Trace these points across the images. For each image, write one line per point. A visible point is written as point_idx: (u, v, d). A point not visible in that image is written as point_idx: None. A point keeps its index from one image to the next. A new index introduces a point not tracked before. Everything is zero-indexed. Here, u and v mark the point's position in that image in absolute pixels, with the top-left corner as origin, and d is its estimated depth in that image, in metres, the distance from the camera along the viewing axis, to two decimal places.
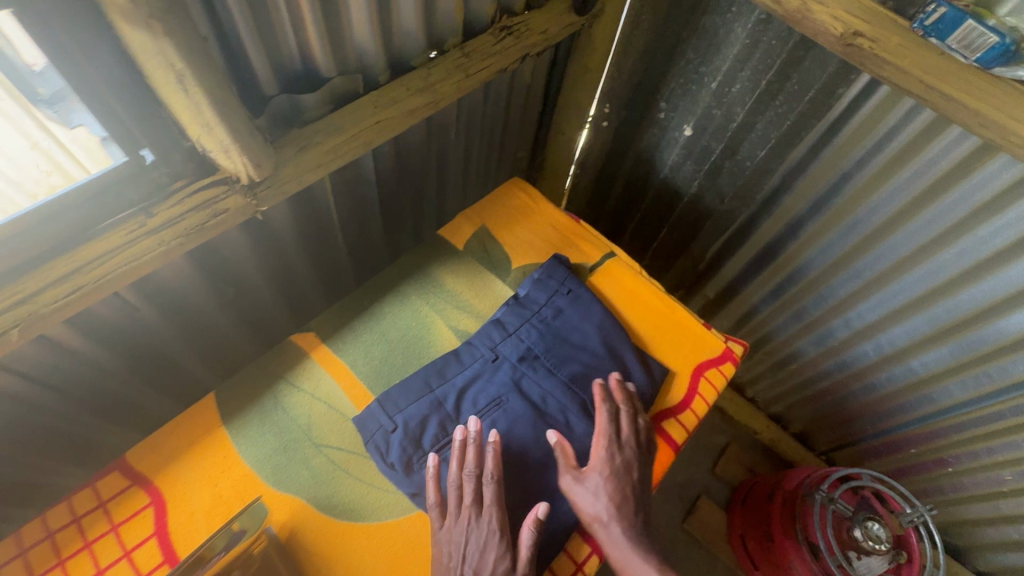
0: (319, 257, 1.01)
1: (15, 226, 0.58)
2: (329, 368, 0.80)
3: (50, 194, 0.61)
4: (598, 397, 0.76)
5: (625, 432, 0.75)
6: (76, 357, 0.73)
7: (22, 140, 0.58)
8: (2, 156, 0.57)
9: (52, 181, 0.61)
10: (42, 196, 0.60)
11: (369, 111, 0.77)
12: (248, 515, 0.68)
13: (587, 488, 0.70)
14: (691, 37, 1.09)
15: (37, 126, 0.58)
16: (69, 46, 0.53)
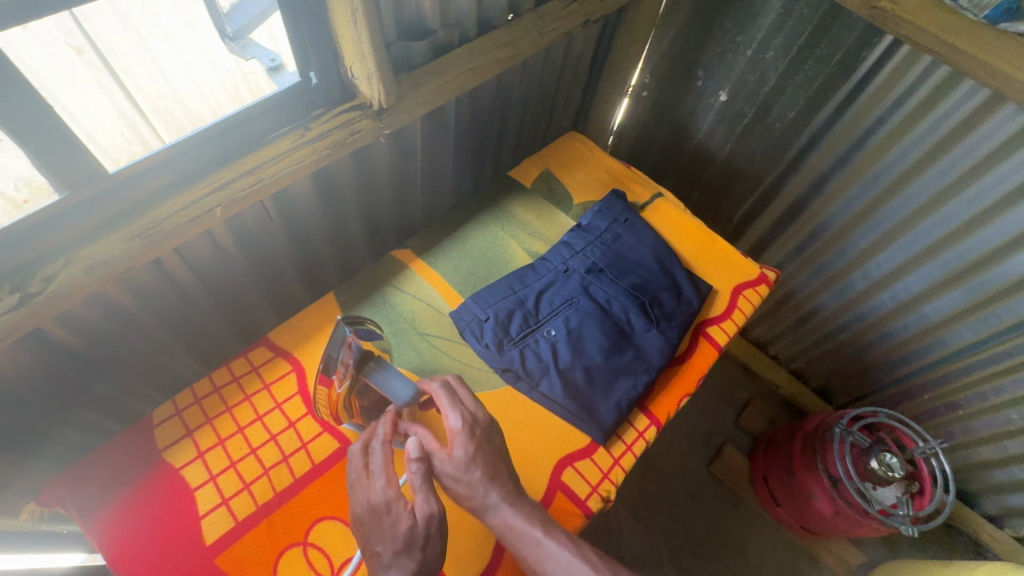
0: (402, 197, 1.16)
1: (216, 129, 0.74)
2: (425, 277, 0.95)
3: (130, 158, 0.70)
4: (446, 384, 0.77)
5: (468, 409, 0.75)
6: (223, 257, 0.88)
7: (112, 110, 0.67)
8: (93, 119, 0.66)
9: (133, 149, 0.70)
10: (124, 160, 0.70)
11: (465, 59, 0.92)
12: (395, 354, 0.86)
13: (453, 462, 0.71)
14: (729, 8, 1.23)
15: (125, 98, 0.67)
16: None
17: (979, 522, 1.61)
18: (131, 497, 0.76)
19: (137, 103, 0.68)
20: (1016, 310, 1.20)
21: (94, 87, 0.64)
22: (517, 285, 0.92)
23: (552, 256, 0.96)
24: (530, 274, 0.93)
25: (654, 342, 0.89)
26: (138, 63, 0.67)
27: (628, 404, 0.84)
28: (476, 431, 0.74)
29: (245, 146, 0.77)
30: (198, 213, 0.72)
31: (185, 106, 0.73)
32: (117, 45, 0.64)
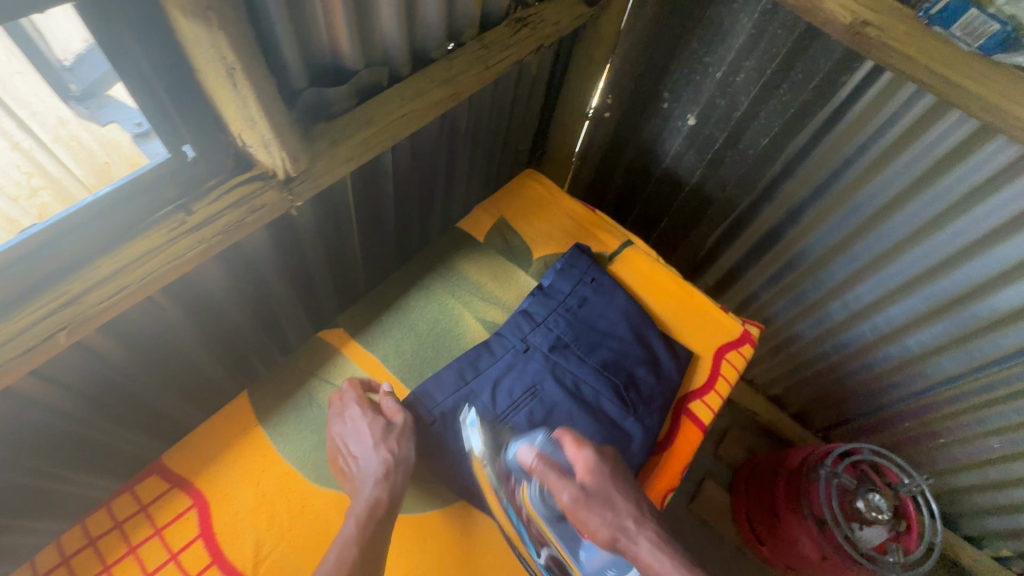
0: (335, 254, 1.00)
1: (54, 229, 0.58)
2: (362, 364, 0.87)
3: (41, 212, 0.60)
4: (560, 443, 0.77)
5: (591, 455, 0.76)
6: (102, 360, 0.71)
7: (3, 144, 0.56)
8: None
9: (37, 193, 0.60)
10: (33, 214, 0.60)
11: (397, 103, 0.76)
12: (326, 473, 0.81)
13: (596, 501, 0.73)
14: (696, 28, 1.11)
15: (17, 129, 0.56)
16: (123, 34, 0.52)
17: (959, 546, 1.59)
18: None
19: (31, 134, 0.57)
20: (1001, 344, 1.15)
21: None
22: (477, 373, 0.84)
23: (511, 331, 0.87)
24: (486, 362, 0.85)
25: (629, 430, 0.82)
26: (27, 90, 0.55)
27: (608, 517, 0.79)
28: (604, 462, 0.76)
29: (105, 243, 0.61)
30: (34, 341, 0.55)
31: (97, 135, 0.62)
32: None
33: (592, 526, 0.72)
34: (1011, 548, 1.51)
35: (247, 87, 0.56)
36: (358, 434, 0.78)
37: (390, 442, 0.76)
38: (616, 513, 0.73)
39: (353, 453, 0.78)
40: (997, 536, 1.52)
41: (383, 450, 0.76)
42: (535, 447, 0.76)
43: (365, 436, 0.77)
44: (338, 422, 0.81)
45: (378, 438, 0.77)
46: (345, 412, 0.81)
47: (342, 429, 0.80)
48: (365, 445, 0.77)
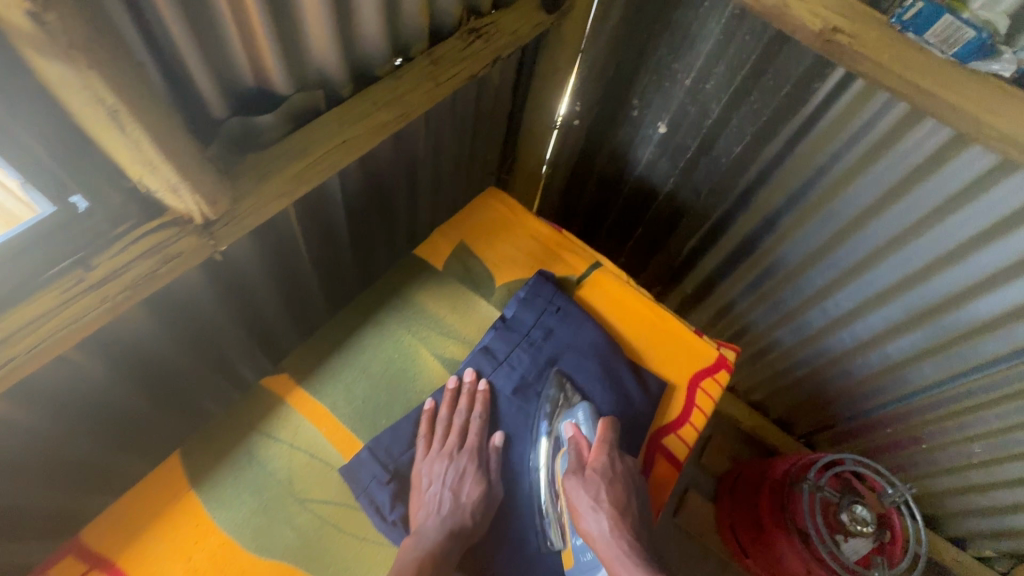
0: (284, 285, 0.93)
1: None
2: (310, 415, 0.81)
3: None
4: (582, 434, 0.79)
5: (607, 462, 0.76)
6: (10, 427, 0.63)
7: None
8: None
9: None
10: None
11: (335, 128, 0.69)
12: (265, 542, 0.73)
13: (593, 501, 0.73)
14: (663, 33, 1.06)
15: None
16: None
17: (943, 547, 1.58)
18: None
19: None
20: (980, 352, 1.13)
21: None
22: (441, 413, 0.81)
23: (473, 381, 0.83)
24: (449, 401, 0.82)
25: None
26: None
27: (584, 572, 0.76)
28: (614, 472, 0.75)
29: None
30: None
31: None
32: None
33: (583, 516, 0.72)
34: (994, 548, 1.50)
35: (137, 124, 0.49)
36: (461, 480, 0.75)
37: (481, 499, 0.76)
38: (605, 508, 0.72)
39: (440, 496, 0.74)
40: (980, 536, 1.51)
41: (471, 506, 0.74)
42: (576, 427, 0.80)
43: (470, 488, 0.75)
44: (438, 455, 0.78)
45: (476, 496, 0.75)
46: (448, 443, 0.78)
47: (444, 468, 0.76)
48: (463, 496, 0.74)
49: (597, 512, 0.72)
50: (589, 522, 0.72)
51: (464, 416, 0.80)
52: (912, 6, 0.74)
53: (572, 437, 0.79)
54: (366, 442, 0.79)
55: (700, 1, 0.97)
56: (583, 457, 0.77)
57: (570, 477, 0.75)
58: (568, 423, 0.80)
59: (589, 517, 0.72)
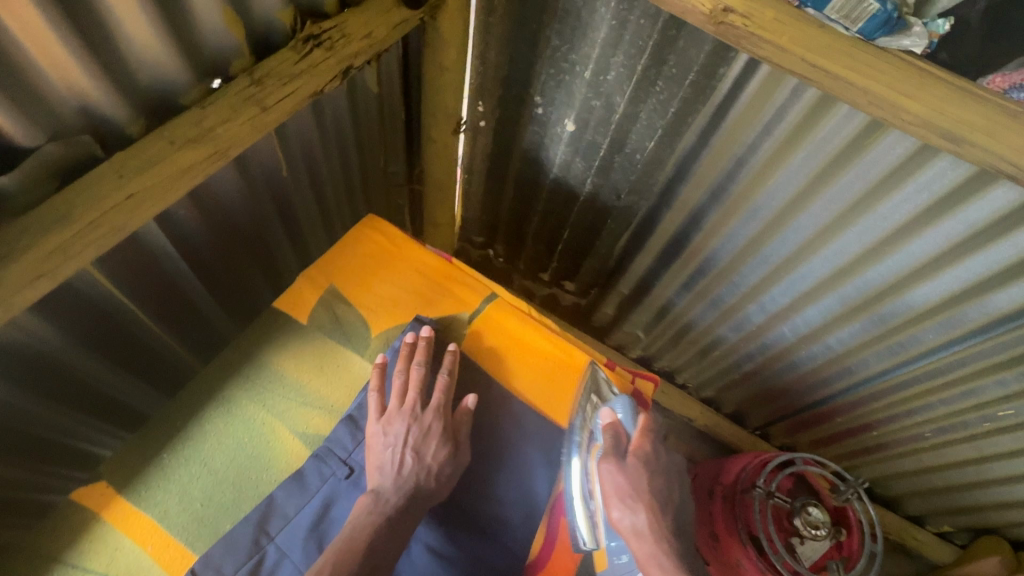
0: (109, 347, 0.79)
1: None
2: (132, 532, 0.76)
3: None
4: (615, 418, 0.84)
5: (639, 450, 0.81)
6: None
7: None
8: None
9: None
10: None
11: (116, 181, 0.59)
12: None
13: (630, 479, 0.78)
14: (552, 21, 0.93)
15: None
16: None
17: (905, 529, 1.54)
18: None
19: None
20: (921, 340, 1.06)
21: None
22: (396, 371, 0.85)
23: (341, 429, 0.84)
24: (379, 378, 0.85)
25: (499, 499, 0.87)
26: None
27: None
28: (645, 458, 0.81)
29: None
30: None
31: None
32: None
33: (615, 509, 0.77)
34: (952, 524, 1.48)
35: None
36: (425, 441, 0.81)
37: (448, 454, 0.82)
38: (640, 502, 0.77)
39: (408, 453, 0.79)
40: (938, 514, 1.48)
41: (438, 460, 0.81)
42: (616, 415, 0.84)
43: (435, 449, 0.81)
44: (399, 415, 0.82)
45: (443, 453, 0.81)
46: (415, 403, 0.84)
47: (403, 431, 0.81)
48: (429, 454, 0.80)
49: (631, 504, 0.77)
50: (624, 508, 0.77)
51: (423, 370, 0.86)
52: None
53: (610, 423, 0.84)
54: (200, 553, 0.75)
55: None
56: (621, 444, 0.82)
57: (607, 461, 0.80)
58: (611, 410, 0.85)
59: (622, 510, 0.77)
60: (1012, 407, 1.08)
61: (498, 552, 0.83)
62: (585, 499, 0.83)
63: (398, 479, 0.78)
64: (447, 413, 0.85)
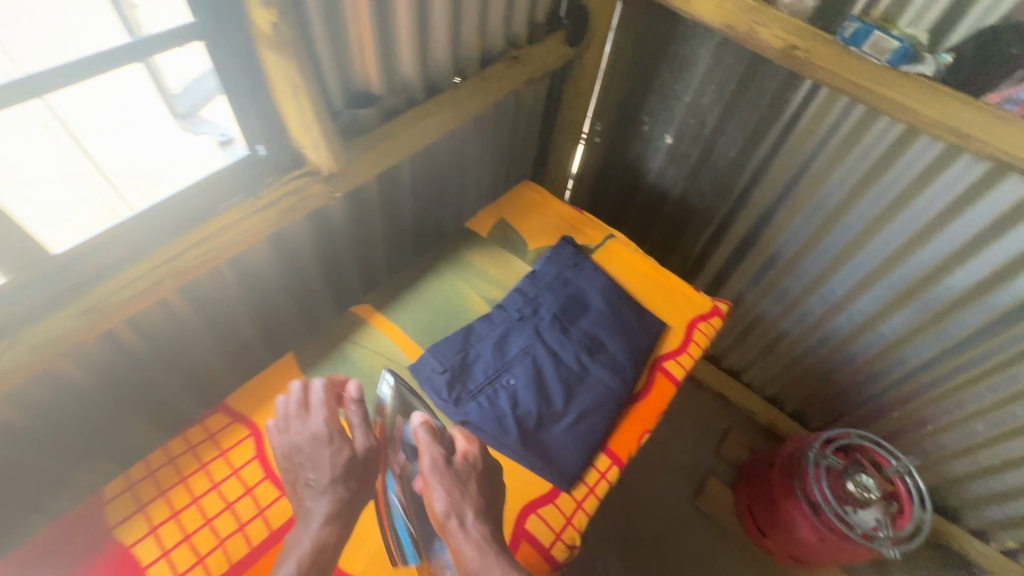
0: (361, 251, 1.18)
1: (154, 208, 0.73)
2: (383, 329, 0.96)
3: (145, 203, 0.74)
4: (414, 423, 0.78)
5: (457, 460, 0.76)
6: (182, 324, 0.88)
7: (69, 172, 0.67)
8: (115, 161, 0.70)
9: (108, 216, 0.72)
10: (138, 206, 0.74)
11: (413, 122, 0.98)
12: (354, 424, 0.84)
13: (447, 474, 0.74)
14: (664, 61, 1.31)
15: (85, 164, 0.68)
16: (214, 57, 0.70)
17: (965, 538, 1.60)
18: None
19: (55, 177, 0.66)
20: (964, 325, 1.25)
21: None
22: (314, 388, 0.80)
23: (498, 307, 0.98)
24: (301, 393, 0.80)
25: (630, 349, 0.94)
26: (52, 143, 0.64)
27: (601, 435, 0.86)
28: (461, 486, 0.74)
29: (192, 219, 0.78)
30: (147, 284, 0.73)
31: (177, 150, 0.76)
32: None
33: (435, 499, 0.73)
34: (1016, 540, 1.52)
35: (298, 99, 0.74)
36: (316, 460, 0.75)
37: (338, 496, 0.73)
38: (462, 498, 0.73)
39: (306, 481, 0.74)
40: (1000, 528, 1.53)
41: (330, 498, 0.73)
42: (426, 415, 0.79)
43: (331, 466, 0.74)
44: (301, 429, 0.77)
45: (336, 477, 0.74)
46: (305, 420, 0.78)
47: (304, 446, 0.76)
48: (322, 479, 0.74)
49: (449, 495, 0.73)
50: (442, 508, 0.72)
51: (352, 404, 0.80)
52: (849, 27, 1.00)
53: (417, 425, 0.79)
54: (426, 348, 0.93)
55: (692, 36, 1.23)
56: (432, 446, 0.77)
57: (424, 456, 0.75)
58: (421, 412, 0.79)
59: (440, 499, 0.73)
60: None
61: (622, 382, 0.91)
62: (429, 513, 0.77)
63: (521, 349, 0.91)
64: (575, 296, 1.00)
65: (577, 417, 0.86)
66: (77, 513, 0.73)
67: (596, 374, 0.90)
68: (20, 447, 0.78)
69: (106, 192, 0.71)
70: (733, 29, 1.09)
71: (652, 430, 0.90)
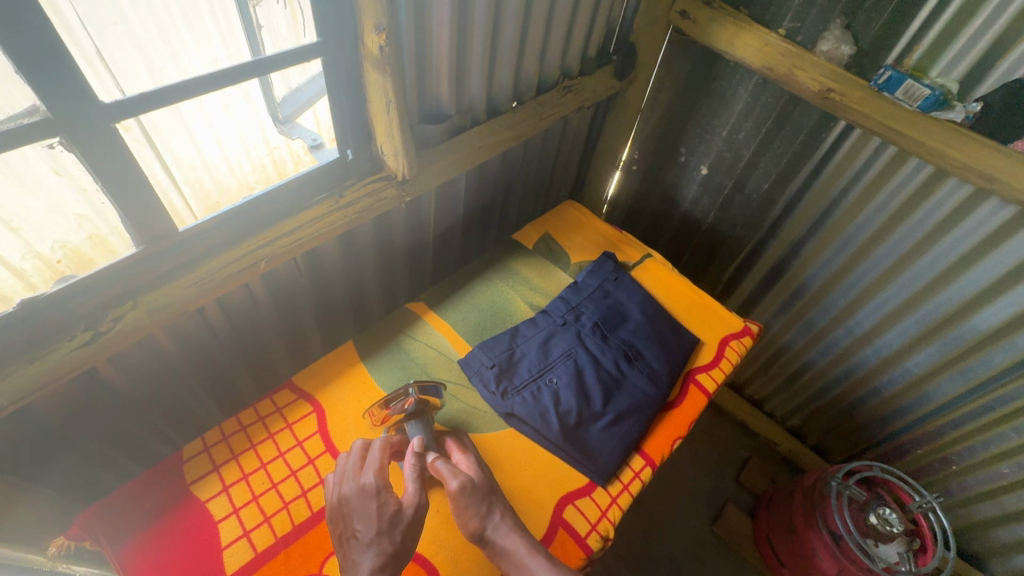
0: (413, 255, 1.26)
1: (254, 201, 0.83)
2: (435, 326, 1.03)
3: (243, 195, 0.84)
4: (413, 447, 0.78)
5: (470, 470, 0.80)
6: (256, 307, 0.97)
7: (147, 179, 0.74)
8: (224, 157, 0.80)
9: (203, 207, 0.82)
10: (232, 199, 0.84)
11: (476, 139, 1.07)
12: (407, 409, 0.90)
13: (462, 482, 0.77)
14: (705, 97, 1.40)
15: (161, 170, 0.75)
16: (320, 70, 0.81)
17: None
18: (156, 528, 0.76)
19: (172, 174, 0.76)
20: (990, 363, 1.27)
21: (143, 76, 0.67)
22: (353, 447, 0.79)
23: (543, 312, 1.04)
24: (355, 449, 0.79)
25: (665, 360, 1.00)
26: (177, 141, 0.74)
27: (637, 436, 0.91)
28: (479, 495, 0.77)
29: (284, 212, 0.87)
30: (245, 265, 0.82)
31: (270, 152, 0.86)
32: (141, 32, 0.63)
33: (467, 519, 0.75)
34: None
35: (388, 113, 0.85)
36: (364, 513, 0.72)
37: (384, 551, 0.69)
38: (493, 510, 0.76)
39: (354, 537, 0.71)
40: None
41: (377, 552, 0.69)
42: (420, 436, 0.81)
43: (377, 519, 0.71)
44: (352, 484, 0.75)
45: (383, 529, 0.70)
46: (357, 476, 0.76)
47: (352, 500, 0.73)
48: (369, 533, 0.70)
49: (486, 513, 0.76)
50: (474, 523, 0.75)
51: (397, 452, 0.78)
52: (884, 74, 1.07)
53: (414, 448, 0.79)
54: (475, 344, 0.99)
55: (733, 75, 1.32)
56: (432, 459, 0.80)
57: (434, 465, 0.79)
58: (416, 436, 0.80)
59: (472, 518, 0.75)
60: None
61: (656, 390, 0.96)
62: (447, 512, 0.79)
63: (564, 351, 0.97)
64: (614, 307, 1.06)
65: (613, 417, 0.91)
66: (160, 467, 0.82)
67: (632, 380, 0.96)
68: (114, 405, 0.87)
69: (209, 192, 0.81)
70: (773, 70, 1.18)
71: (683, 438, 0.95)
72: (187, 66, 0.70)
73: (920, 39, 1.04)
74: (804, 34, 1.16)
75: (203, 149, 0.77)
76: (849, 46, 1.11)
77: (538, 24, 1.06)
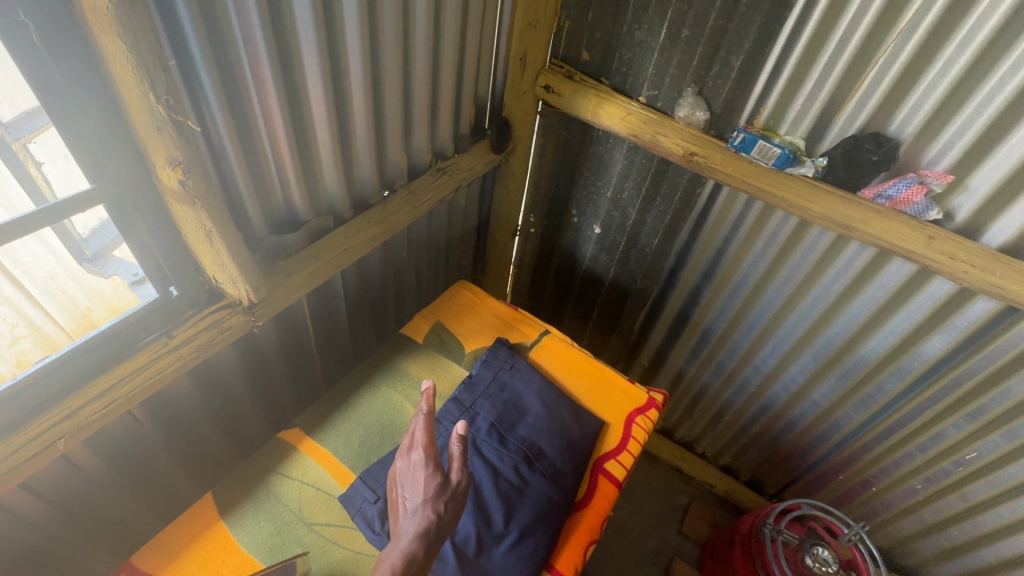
0: (295, 366, 1.14)
1: (42, 371, 0.70)
2: (314, 456, 0.93)
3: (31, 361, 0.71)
4: (456, 433, 0.77)
5: None
6: (85, 476, 0.81)
7: None
8: (25, 271, 0.70)
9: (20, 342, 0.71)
10: (23, 362, 0.71)
11: (340, 241, 1.00)
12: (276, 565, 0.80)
13: None
14: (585, 162, 1.42)
15: (10, 283, 0.69)
16: (124, 205, 0.71)
17: None
18: None
19: (25, 287, 0.71)
20: (884, 389, 1.31)
21: None
22: (414, 417, 0.81)
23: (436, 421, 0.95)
24: (414, 420, 0.81)
25: (568, 455, 0.94)
26: (26, 250, 0.69)
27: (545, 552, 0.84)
28: None
29: (100, 366, 0.76)
30: (38, 449, 0.70)
31: (81, 281, 0.76)
32: None
33: None
34: None
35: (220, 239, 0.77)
36: (415, 481, 0.77)
37: (429, 516, 0.73)
38: None
39: (405, 502, 0.76)
40: None
41: (421, 517, 0.73)
42: (466, 427, 0.76)
43: (423, 487, 0.75)
44: (404, 458, 0.79)
45: (427, 497, 0.74)
46: (409, 452, 0.79)
47: (404, 471, 0.78)
48: (416, 499, 0.75)
49: None
50: None
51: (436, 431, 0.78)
52: (738, 136, 1.12)
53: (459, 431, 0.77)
54: (358, 474, 0.90)
55: (607, 141, 1.34)
56: None
57: None
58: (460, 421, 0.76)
59: None
60: (976, 448, 1.24)
61: (559, 492, 0.90)
62: (485, 525, 0.83)
63: None
64: (512, 400, 1.00)
65: (517, 536, 0.83)
66: None
67: (534, 482, 0.89)
68: None
69: (75, 297, 0.76)
70: (639, 137, 1.20)
71: (593, 543, 0.90)
72: (38, 186, 0.66)
73: (764, 102, 1.09)
74: (662, 100, 1.20)
75: (61, 253, 0.73)
76: (703, 112, 1.15)
77: (392, 112, 1.01)
